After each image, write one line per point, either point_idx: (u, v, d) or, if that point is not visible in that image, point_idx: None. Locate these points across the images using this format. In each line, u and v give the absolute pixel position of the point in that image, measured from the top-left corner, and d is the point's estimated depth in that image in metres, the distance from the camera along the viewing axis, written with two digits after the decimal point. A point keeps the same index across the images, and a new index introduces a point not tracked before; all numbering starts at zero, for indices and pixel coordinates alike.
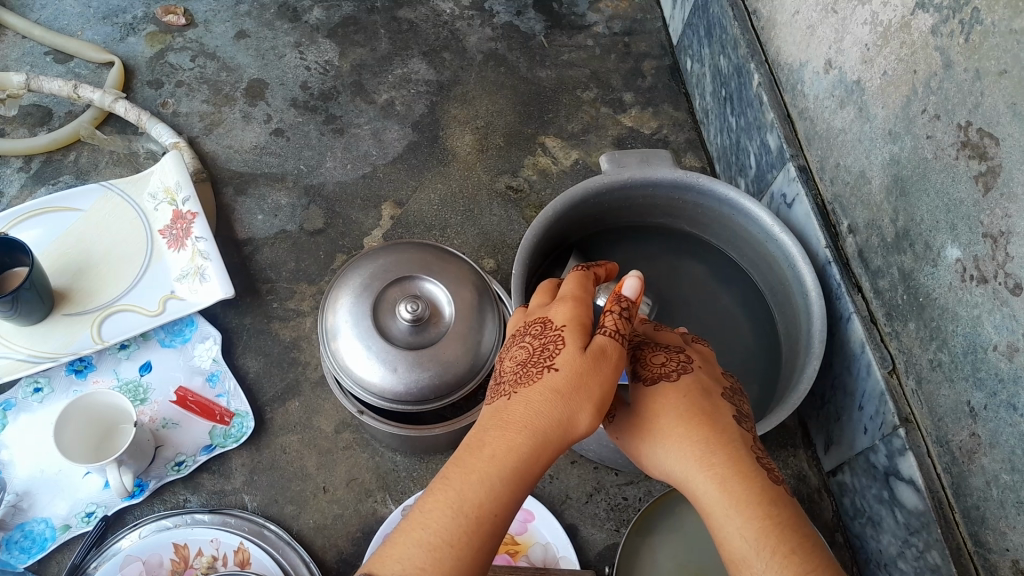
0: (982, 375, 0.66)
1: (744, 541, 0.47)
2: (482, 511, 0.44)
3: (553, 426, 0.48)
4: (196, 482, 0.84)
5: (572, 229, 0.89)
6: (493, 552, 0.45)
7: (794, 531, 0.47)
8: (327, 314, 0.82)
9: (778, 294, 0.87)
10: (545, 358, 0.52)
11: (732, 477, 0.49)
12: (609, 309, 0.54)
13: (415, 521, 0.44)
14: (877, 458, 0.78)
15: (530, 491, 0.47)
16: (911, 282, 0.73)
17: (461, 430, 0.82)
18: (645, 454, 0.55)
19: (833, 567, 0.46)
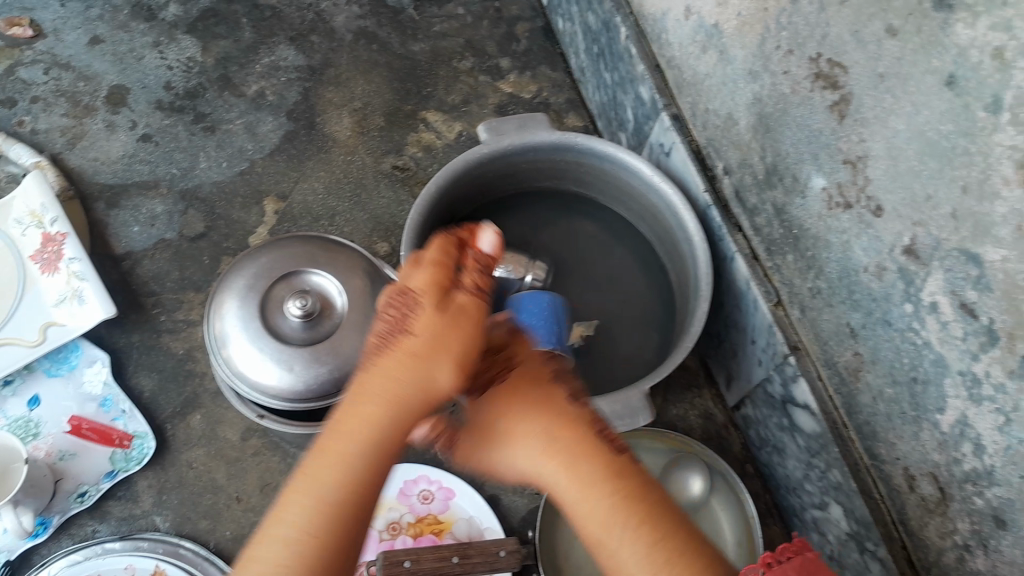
0: (857, 297, 0.68)
1: (598, 518, 0.50)
2: (340, 501, 0.45)
3: (415, 392, 0.48)
4: (102, 511, 0.82)
5: (459, 203, 0.88)
6: (358, 535, 0.46)
7: (644, 501, 0.51)
8: (214, 320, 0.80)
9: (666, 243, 0.88)
10: (401, 323, 0.50)
11: (583, 458, 0.53)
12: (467, 268, 0.52)
13: (275, 521, 0.44)
14: (774, 388, 0.81)
15: (390, 468, 0.48)
16: (784, 216, 0.75)
17: None
18: (497, 442, 0.57)
19: (683, 528, 0.50)
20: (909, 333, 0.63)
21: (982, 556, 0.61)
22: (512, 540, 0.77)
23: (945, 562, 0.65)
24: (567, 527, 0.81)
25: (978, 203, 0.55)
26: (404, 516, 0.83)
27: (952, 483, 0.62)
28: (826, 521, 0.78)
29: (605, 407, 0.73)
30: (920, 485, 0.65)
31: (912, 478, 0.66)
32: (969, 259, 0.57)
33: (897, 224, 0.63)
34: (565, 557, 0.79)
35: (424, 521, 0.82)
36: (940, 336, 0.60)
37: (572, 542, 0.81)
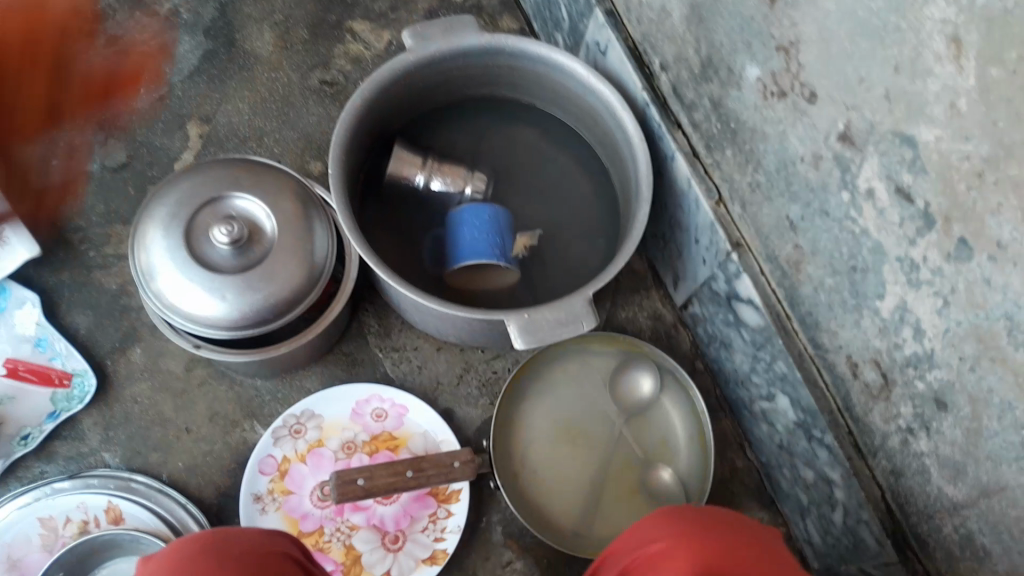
0: (795, 189, 0.67)
1: None
2: None
3: None
4: (48, 452, 0.79)
5: (391, 116, 0.85)
6: None
7: None
8: (139, 253, 0.76)
9: (606, 146, 0.86)
10: None
11: None
12: None
13: None
14: (718, 285, 0.81)
15: None
16: (721, 109, 0.74)
17: (312, 340, 0.79)
18: None
19: None
20: (847, 222, 0.63)
21: (924, 439, 0.62)
22: (466, 450, 0.77)
23: (889, 445, 0.66)
24: (520, 435, 0.82)
25: (910, 82, 0.56)
26: (358, 434, 0.82)
27: (894, 368, 0.63)
28: (775, 412, 0.79)
29: (549, 315, 0.72)
30: (863, 372, 0.66)
31: (855, 365, 0.67)
32: (904, 141, 0.57)
33: (832, 109, 0.61)
34: (521, 463, 0.81)
35: (379, 438, 0.82)
36: (878, 222, 0.60)
37: (526, 450, 0.82)
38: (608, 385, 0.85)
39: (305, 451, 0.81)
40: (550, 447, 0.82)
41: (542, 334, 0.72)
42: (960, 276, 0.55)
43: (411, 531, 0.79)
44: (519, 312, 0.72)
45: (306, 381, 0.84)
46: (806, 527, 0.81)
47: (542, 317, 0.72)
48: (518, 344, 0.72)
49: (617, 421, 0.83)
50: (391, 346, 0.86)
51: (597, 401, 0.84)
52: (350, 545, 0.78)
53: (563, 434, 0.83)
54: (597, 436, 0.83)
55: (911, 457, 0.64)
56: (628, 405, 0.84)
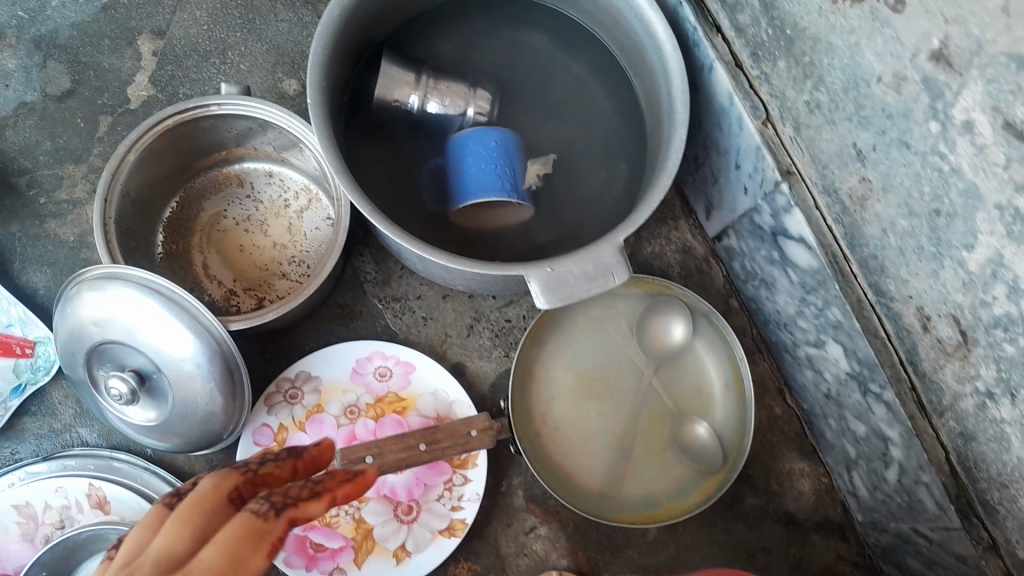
0: (866, 113, 0.56)
1: None
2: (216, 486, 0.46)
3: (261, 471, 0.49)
4: (18, 429, 0.73)
5: (373, 22, 0.72)
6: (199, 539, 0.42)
7: None
8: (97, 267, 0.65)
9: (629, 54, 0.73)
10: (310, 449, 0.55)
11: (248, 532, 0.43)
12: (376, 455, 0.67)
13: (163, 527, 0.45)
14: (762, 219, 0.70)
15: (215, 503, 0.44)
16: (773, 12, 0.62)
17: (295, 312, 0.71)
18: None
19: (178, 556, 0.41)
20: (933, 157, 0.53)
21: (1008, 406, 0.55)
22: (484, 415, 0.70)
23: (960, 407, 0.59)
24: (542, 390, 0.75)
25: None
26: (361, 397, 0.74)
27: (977, 326, 0.55)
28: (822, 359, 0.71)
29: (573, 268, 0.62)
30: (937, 327, 0.58)
31: (927, 318, 0.59)
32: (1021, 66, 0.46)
33: (925, 21, 0.51)
34: (544, 420, 0.74)
35: (384, 400, 0.74)
36: (973, 161, 0.50)
37: (548, 404, 0.75)
38: (635, 331, 0.77)
39: (304, 418, 0.73)
40: (573, 399, 0.75)
41: (566, 291, 0.62)
42: None
43: (426, 501, 0.72)
44: (539, 266, 0.62)
45: (300, 340, 0.76)
46: (852, 479, 0.74)
47: (566, 273, 0.62)
48: (539, 303, 0.62)
49: (644, 370, 0.76)
50: (392, 295, 0.77)
51: (623, 348, 0.77)
52: (361, 518, 0.72)
53: (587, 386, 0.76)
54: (625, 387, 0.76)
55: (988, 422, 0.57)
56: (656, 352, 0.76)
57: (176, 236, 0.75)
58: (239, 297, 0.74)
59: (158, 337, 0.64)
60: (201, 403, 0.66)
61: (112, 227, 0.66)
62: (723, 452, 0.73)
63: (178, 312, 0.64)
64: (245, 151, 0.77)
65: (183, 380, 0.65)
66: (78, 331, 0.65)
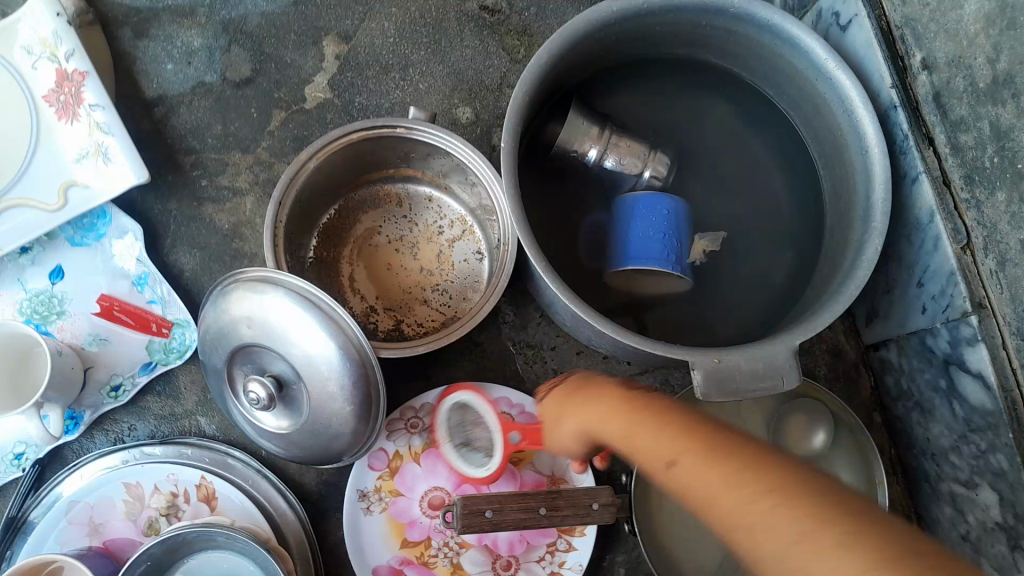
0: None
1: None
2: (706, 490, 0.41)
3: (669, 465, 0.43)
4: (139, 406, 0.72)
5: (570, 70, 0.70)
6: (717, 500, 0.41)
7: None
8: (257, 271, 0.65)
9: (824, 145, 0.70)
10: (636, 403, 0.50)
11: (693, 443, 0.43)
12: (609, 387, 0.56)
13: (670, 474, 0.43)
14: (936, 343, 0.66)
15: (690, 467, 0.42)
16: (1006, 141, 0.58)
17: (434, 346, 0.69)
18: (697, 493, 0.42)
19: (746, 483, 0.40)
20: None
21: None
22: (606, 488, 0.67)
23: None
24: None
25: None
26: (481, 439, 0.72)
27: None
28: (969, 501, 0.67)
29: (743, 364, 0.59)
30: None
31: None
32: None
33: None
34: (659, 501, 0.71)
35: None
36: None
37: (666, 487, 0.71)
38: (770, 428, 0.73)
39: (420, 449, 0.71)
40: None
41: (733, 386, 0.59)
42: None
43: (525, 559, 0.70)
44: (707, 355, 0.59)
45: (428, 370, 0.74)
46: None
47: (734, 367, 0.59)
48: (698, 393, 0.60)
49: None
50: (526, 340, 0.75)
51: None
52: (458, 564, 0.70)
53: None
54: None
55: None
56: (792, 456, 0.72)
57: (328, 243, 0.74)
58: (378, 316, 0.73)
59: (308, 350, 0.63)
60: (337, 424, 0.65)
61: (280, 232, 0.66)
62: None
63: (333, 330, 0.63)
64: (411, 172, 0.76)
65: (322, 397, 0.64)
66: (230, 326, 0.65)
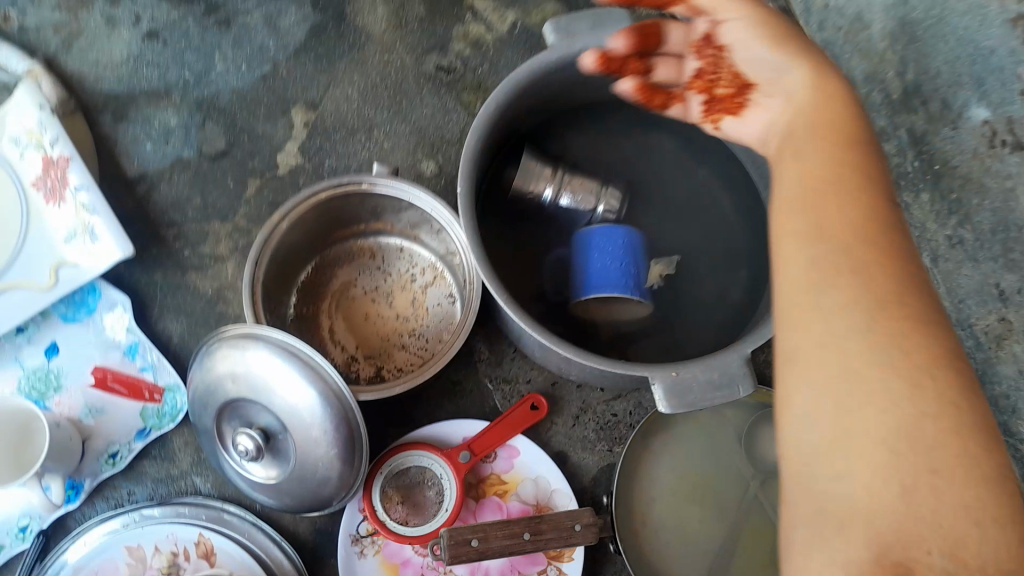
0: (1014, 255, 0.56)
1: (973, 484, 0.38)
2: (885, 306, 0.41)
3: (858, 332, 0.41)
4: (137, 471, 0.74)
5: (521, 118, 0.75)
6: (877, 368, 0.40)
7: None
8: (238, 328, 0.69)
9: (763, 168, 0.75)
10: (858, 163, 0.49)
11: (872, 341, 0.40)
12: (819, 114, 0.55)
13: (808, 328, 0.43)
14: None
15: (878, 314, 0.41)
16: (923, 146, 0.62)
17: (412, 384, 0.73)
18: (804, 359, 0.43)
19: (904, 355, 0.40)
20: None
21: None
22: (588, 509, 0.69)
23: None
24: (645, 489, 0.75)
25: None
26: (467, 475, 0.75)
27: None
28: None
29: (699, 375, 0.63)
30: None
31: None
32: None
33: None
34: (643, 521, 0.73)
35: (486, 481, 0.75)
36: None
37: (649, 506, 0.74)
38: (743, 439, 0.76)
39: None
40: (677, 506, 0.74)
41: (691, 397, 0.63)
42: None
43: None
44: (665, 369, 0.63)
45: (411, 411, 0.78)
46: None
47: (691, 379, 0.63)
48: (661, 406, 0.63)
49: (750, 480, 0.75)
50: (502, 376, 0.79)
51: (730, 458, 0.76)
52: None
53: (690, 491, 0.75)
54: (728, 497, 0.75)
55: None
56: (765, 464, 0.75)
57: (307, 299, 0.78)
58: (359, 365, 0.76)
59: (290, 400, 0.66)
60: (323, 469, 0.68)
61: (258, 289, 0.70)
62: None
63: (312, 379, 0.66)
64: (382, 226, 0.81)
65: (308, 443, 0.67)
66: (216, 385, 0.68)
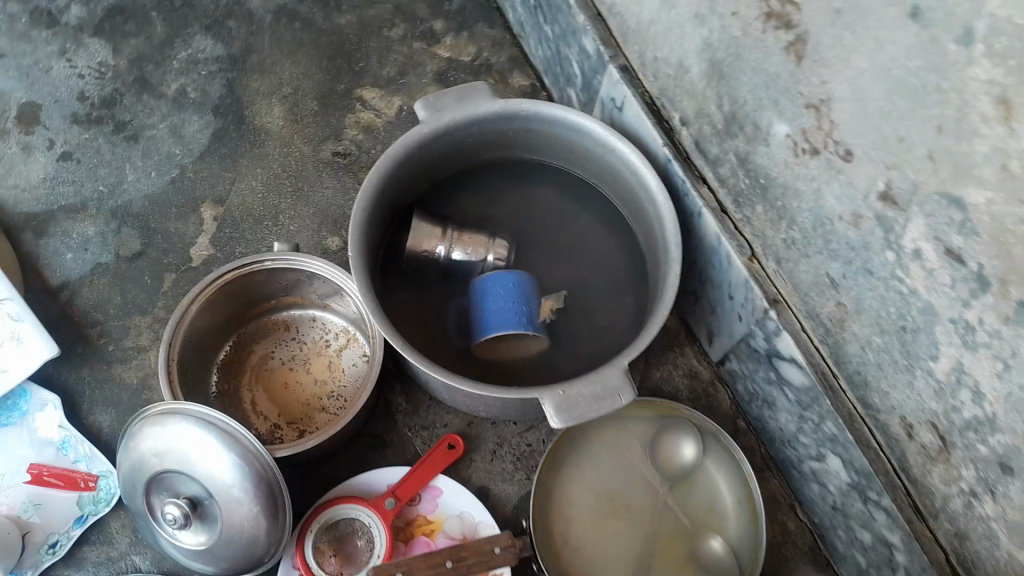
0: (834, 246, 0.65)
1: None
2: None
3: None
4: (78, 559, 0.77)
5: (409, 186, 0.83)
6: None
7: None
8: (157, 406, 0.73)
9: (629, 204, 0.84)
10: None
11: None
12: None
13: None
14: (757, 343, 0.77)
15: None
16: (749, 165, 0.71)
17: (336, 436, 0.79)
18: None
19: None
20: (894, 282, 0.60)
21: (990, 502, 0.60)
22: (506, 533, 0.76)
23: (950, 508, 0.63)
24: (563, 510, 0.81)
25: (955, 143, 0.52)
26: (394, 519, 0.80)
27: (953, 431, 0.60)
28: (825, 472, 0.76)
29: (584, 391, 0.70)
30: (920, 434, 0.63)
31: (911, 427, 0.64)
32: (951, 202, 0.53)
33: (871, 167, 0.58)
34: (565, 541, 0.79)
35: (414, 523, 0.80)
36: (926, 283, 0.57)
37: (568, 527, 0.80)
38: (648, 451, 0.83)
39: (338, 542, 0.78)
40: (594, 521, 0.80)
41: (577, 412, 0.70)
42: (1020, 339, 0.52)
43: None
44: (552, 390, 0.70)
45: (338, 468, 0.83)
46: None
47: (577, 395, 0.70)
48: (553, 422, 0.70)
49: (659, 488, 0.82)
50: (421, 423, 0.85)
51: (639, 470, 0.83)
52: None
53: (605, 506, 0.81)
54: (641, 508, 0.81)
55: (977, 520, 0.62)
56: (670, 471, 0.82)
57: (228, 375, 0.83)
58: (283, 430, 0.81)
59: (211, 465, 0.71)
60: (250, 527, 0.71)
61: (174, 368, 0.75)
62: (738, 568, 0.77)
63: (229, 442, 0.71)
64: (293, 299, 0.87)
65: (231, 505, 0.71)
66: (141, 462, 0.73)
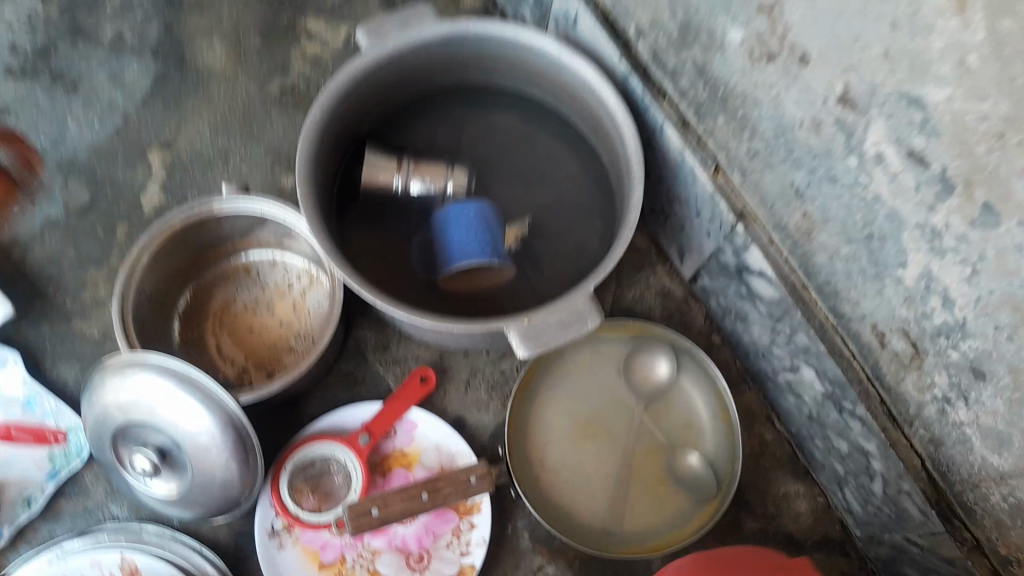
0: (797, 154, 0.62)
1: None
2: None
3: None
4: (55, 514, 0.77)
5: (359, 117, 0.80)
6: None
7: None
8: (115, 357, 0.71)
9: (589, 121, 0.81)
10: None
11: None
12: None
13: None
14: (727, 258, 0.75)
15: None
16: (707, 75, 0.67)
17: (304, 378, 0.78)
18: None
19: None
20: (857, 188, 0.58)
21: (963, 408, 0.58)
22: (481, 462, 0.75)
23: (925, 415, 0.62)
24: (539, 435, 0.80)
25: (910, 40, 0.49)
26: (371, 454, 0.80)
27: (924, 337, 0.58)
28: (799, 384, 0.75)
29: (550, 318, 0.69)
30: (891, 341, 0.62)
31: (882, 335, 0.62)
32: (910, 103, 0.51)
33: (828, 71, 0.56)
34: (542, 466, 0.79)
35: (391, 456, 0.80)
36: (891, 189, 0.55)
37: (545, 451, 0.80)
38: (622, 372, 0.82)
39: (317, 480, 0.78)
40: (572, 444, 0.80)
41: (544, 339, 0.69)
42: (988, 243, 0.50)
43: (435, 548, 0.76)
44: (517, 318, 0.68)
45: (312, 409, 0.82)
46: (846, 497, 0.78)
47: (543, 323, 0.68)
48: (520, 352, 0.69)
49: (635, 408, 0.82)
50: (392, 358, 0.84)
51: (614, 391, 0.82)
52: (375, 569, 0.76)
53: (581, 429, 0.81)
54: (617, 428, 0.81)
55: (950, 426, 0.60)
56: (645, 390, 0.81)
57: (189, 323, 0.81)
58: (251, 374, 0.80)
59: (175, 414, 0.69)
60: (221, 472, 0.71)
61: (129, 319, 0.73)
62: (715, 481, 0.77)
63: (193, 391, 0.69)
64: (249, 241, 0.84)
65: (201, 451, 0.70)
66: (104, 416, 0.71)
